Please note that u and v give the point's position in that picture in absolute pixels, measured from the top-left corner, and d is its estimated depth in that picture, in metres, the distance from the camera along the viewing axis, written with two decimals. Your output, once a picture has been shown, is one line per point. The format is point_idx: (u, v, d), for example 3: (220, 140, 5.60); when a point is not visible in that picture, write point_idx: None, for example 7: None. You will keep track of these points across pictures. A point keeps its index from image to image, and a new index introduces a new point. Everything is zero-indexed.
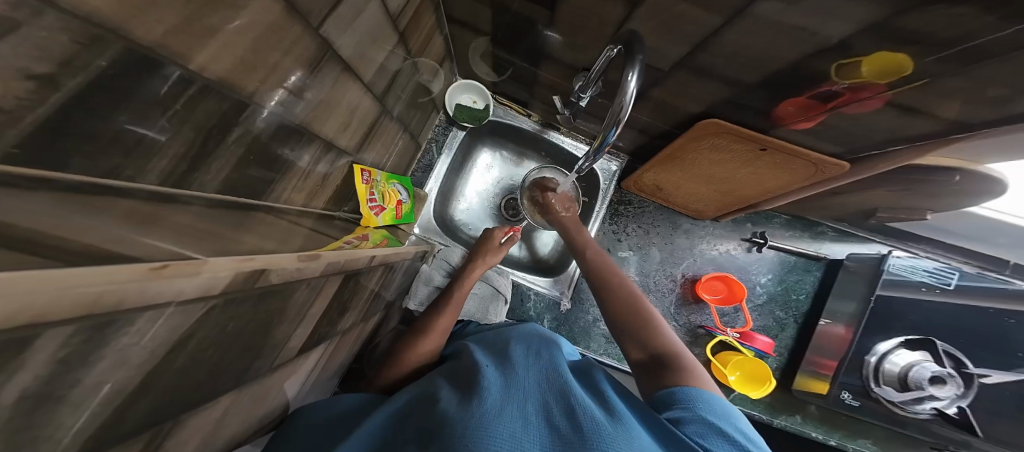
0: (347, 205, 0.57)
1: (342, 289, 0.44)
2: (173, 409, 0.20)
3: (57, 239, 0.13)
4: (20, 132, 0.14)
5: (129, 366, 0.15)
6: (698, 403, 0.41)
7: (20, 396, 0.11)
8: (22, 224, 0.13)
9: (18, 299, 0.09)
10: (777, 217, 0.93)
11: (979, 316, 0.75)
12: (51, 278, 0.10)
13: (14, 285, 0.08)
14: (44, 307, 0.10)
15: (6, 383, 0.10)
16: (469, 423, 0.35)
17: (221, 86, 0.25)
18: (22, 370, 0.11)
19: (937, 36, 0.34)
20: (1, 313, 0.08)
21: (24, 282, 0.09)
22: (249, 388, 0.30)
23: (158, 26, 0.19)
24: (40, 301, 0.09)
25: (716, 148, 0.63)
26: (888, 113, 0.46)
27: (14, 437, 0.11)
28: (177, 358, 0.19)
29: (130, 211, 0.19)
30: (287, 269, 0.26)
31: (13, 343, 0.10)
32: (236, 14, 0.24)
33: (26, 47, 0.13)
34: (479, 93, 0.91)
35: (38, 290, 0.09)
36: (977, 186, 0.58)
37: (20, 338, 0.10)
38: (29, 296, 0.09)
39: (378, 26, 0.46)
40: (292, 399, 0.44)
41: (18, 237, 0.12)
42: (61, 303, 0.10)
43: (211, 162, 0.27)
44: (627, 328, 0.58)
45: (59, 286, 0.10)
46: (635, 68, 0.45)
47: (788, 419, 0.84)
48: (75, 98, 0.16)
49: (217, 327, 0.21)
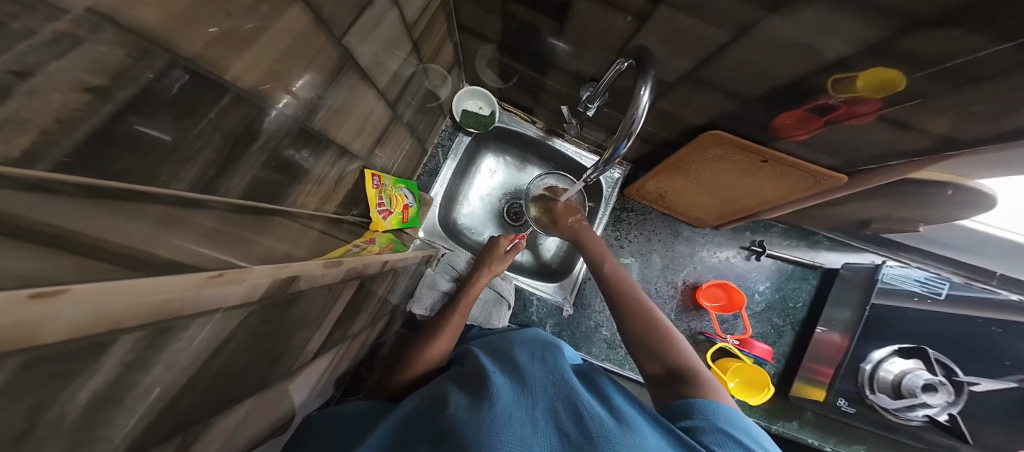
0: (356, 209, 0.56)
1: (355, 294, 0.45)
2: (202, 412, 0.21)
3: (89, 260, 0.13)
4: (71, 141, 0.15)
5: (177, 369, 0.16)
6: (716, 413, 0.42)
7: (72, 391, 0.11)
8: (31, 224, 0.12)
9: (84, 309, 0.10)
10: (774, 225, 0.96)
11: (969, 326, 0.78)
12: (113, 291, 0.11)
13: (86, 296, 0.09)
14: (99, 318, 0.10)
15: (65, 383, 0.11)
16: (481, 426, 0.36)
17: (250, 94, 0.26)
18: (79, 377, 0.11)
19: (929, 56, 0.36)
20: (71, 321, 0.09)
21: (91, 291, 0.10)
22: (267, 391, 0.30)
23: (199, 37, 0.20)
24: (105, 306, 0.10)
25: (718, 159, 0.65)
26: (885, 129, 0.47)
27: (67, 431, 0.12)
28: (215, 362, 0.20)
29: (163, 216, 0.20)
30: (313, 276, 0.28)
31: (79, 349, 0.11)
32: (267, 25, 0.25)
33: (85, 62, 0.14)
34: (484, 99, 0.93)
35: (98, 302, 0.10)
36: (967, 199, 0.60)
37: (90, 343, 0.11)
38: (90, 305, 0.10)
39: (394, 35, 0.47)
40: (300, 405, 0.44)
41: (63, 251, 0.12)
42: (124, 310, 0.11)
43: (237, 168, 0.27)
44: (643, 342, 0.58)
45: (120, 295, 0.11)
46: (647, 82, 0.46)
47: (786, 425, 0.84)
48: (127, 109, 0.17)
49: (250, 331, 0.23)
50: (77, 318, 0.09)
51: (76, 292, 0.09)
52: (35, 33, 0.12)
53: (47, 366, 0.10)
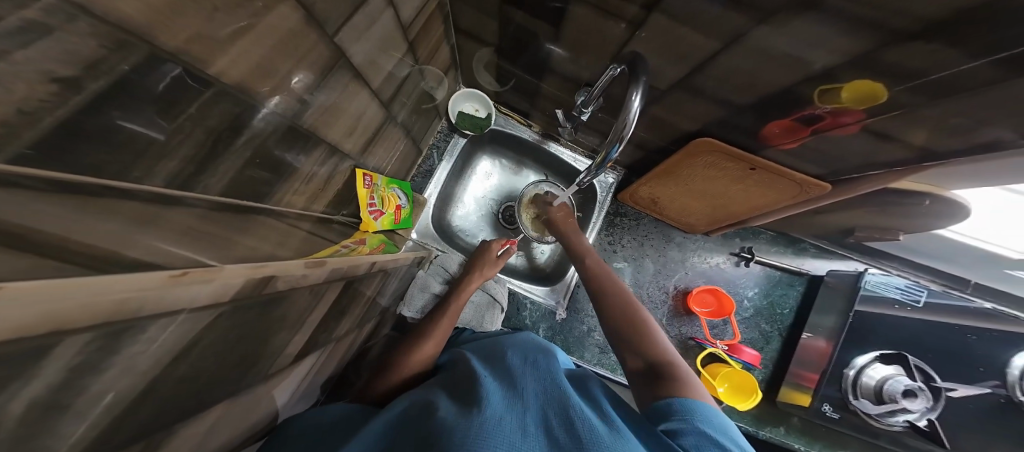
0: (346, 209, 0.55)
1: (341, 296, 0.44)
2: (167, 418, 0.20)
3: (49, 258, 0.12)
4: (36, 133, 0.14)
5: (135, 373, 0.15)
6: (695, 414, 0.41)
7: (13, 396, 0.10)
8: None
9: (26, 309, 0.09)
10: (763, 232, 0.98)
11: (947, 333, 0.80)
12: (57, 289, 0.10)
13: (35, 293, 0.09)
14: (39, 320, 0.10)
15: (5, 389, 0.10)
16: (467, 431, 0.35)
17: (235, 90, 0.25)
18: (19, 385, 0.10)
19: (910, 71, 0.37)
20: (11, 322, 0.09)
21: (38, 290, 0.09)
22: (241, 396, 0.29)
23: (181, 32, 0.19)
24: (49, 307, 0.10)
25: (709, 166, 0.67)
26: (864, 139, 0.48)
27: (9, 440, 0.11)
28: (179, 366, 0.19)
29: (138, 214, 0.18)
30: (292, 276, 0.27)
31: (25, 352, 0.10)
32: (256, 21, 0.24)
33: (55, 52, 0.13)
34: (480, 101, 0.93)
35: (44, 301, 0.09)
36: (944, 209, 0.62)
37: (30, 346, 0.10)
38: (32, 305, 0.09)
39: (389, 34, 0.47)
40: (280, 410, 0.42)
41: (19, 248, 0.11)
42: (73, 311, 0.11)
43: (219, 164, 0.26)
44: (626, 339, 0.58)
45: (69, 294, 0.10)
46: (639, 88, 0.47)
47: (773, 431, 0.86)
48: (96, 101, 0.16)
49: (220, 333, 0.22)
50: (18, 318, 0.09)
51: (22, 290, 0.09)
52: (1, 19, 0.11)
53: None
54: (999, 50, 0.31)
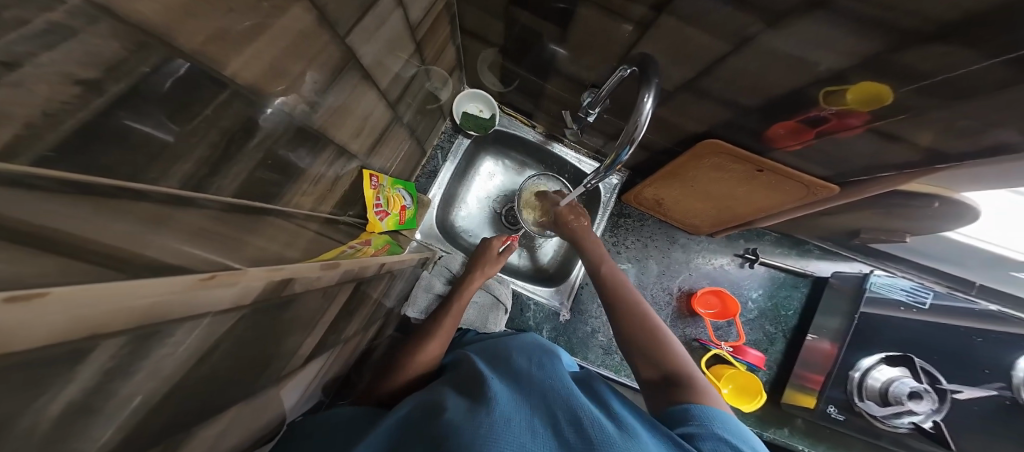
0: (352, 210, 0.55)
1: (350, 297, 0.44)
2: (185, 421, 0.20)
3: (79, 262, 0.12)
4: (57, 135, 0.14)
5: (160, 376, 0.15)
6: (713, 420, 0.42)
7: (49, 399, 0.10)
8: (16, 223, 0.11)
9: (67, 313, 0.09)
10: (767, 234, 0.97)
11: (951, 336, 0.79)
12: (97, 292, 0.10)
13: (76, 297, 0.09)
14: (76, 324, 0.10)
15: (42, 393, 0.10)
16: (477, 432, 0.35)
17: (247, 91, 0.25)
18: (54, 389, 0.10)
19: (920, 73, 0.37)
20: (50, 326, 0.09)
21: (79, 293, 0.09)
22: (253, 398, 0.29)
23: (196, 34, 0.19)
24: (87, 311, 0.10)
25: (714, 167, 0.67)
26: (870, 139, 0.48)
27: (43, 443, 0.11)
28: (200, 369, 0.19)
29: (150, 215, 0.18)
30: (308, 278, 0.27)
31: (64, 355, 0.10)
32: (269, 22, 0.24)
33: (78, 54, 0.13)
34: (484, 102, 0.93)
35: (85, 304, 0.09)
36: (951, 211, 0.62)
37: (68, 349, 0.10)
38: (72, 309, 0.09)
39: (397, 35, 0.47)
40: (289, 410, 0.42)
41: (48, 253, 0.12)
42: (109, 315, 0.11)
43: (232, 166, 0.26)
44: (638, 345, 0.59)
45: (107, 298, 0.10)
46: (652, 90, 0.46)
47: (778, 432, 0.86)
48: (116, 103, 0.16)
49: (240, 335, 0.22)
50: (57, 321, 0.09)
51: (65, 293, 0.09)
52: (28, 22, 0.11)
53: (24, 374, 0.09)
54: (1010, 52, 0.31)
